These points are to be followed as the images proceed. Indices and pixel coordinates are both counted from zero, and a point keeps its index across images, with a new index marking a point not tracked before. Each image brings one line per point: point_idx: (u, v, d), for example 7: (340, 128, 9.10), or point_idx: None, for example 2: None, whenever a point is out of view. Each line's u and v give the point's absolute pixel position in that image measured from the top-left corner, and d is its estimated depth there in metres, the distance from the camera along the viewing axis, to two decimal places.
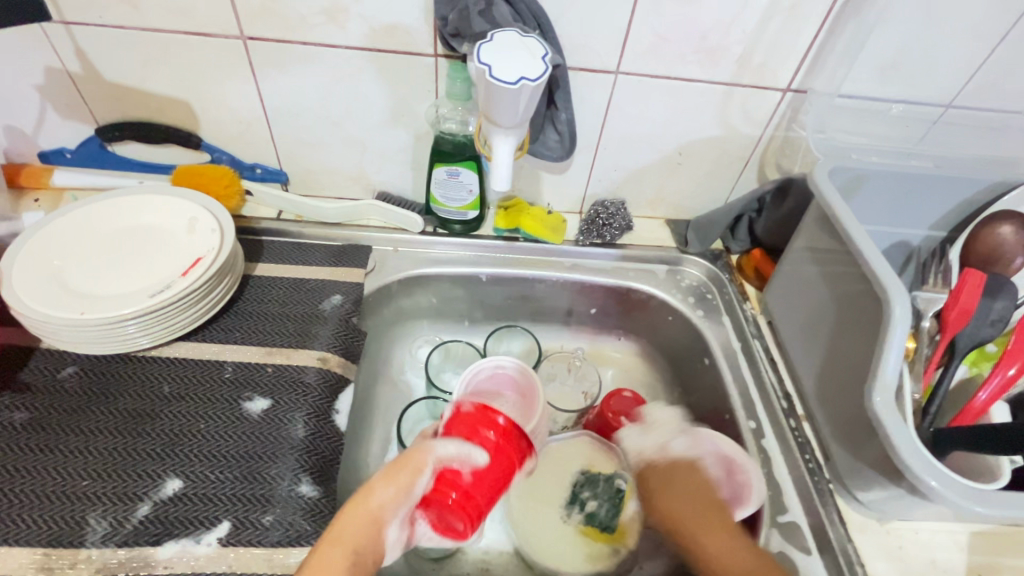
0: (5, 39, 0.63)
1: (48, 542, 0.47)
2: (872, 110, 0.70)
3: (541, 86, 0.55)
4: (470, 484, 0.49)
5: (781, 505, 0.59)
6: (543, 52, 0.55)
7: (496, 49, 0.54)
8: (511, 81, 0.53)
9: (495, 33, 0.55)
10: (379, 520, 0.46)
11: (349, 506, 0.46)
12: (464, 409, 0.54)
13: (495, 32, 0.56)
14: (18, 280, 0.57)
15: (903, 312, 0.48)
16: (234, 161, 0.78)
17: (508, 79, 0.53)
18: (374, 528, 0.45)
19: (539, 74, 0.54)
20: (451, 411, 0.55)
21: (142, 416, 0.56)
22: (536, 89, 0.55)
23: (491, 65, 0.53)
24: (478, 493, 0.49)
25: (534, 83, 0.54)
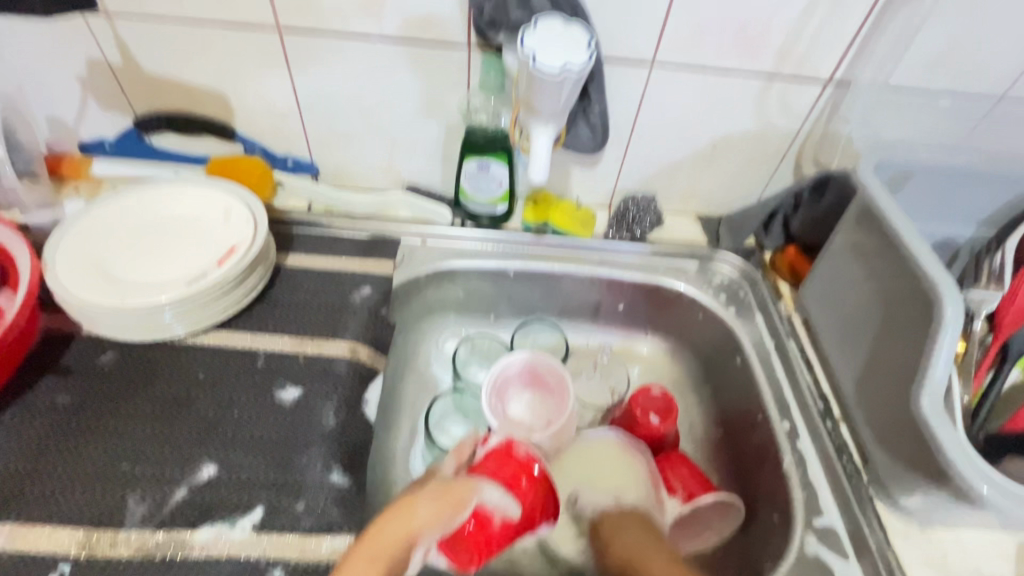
0: (50, 30, 0.64)
1: (90, 522, 0.49)
2: (918, 104, 0.68)
3: (586, 74, 0.55)
4: (496, 533, 0.49)
5: (817, 508, 0.58)
6: (588, 39, 0.55)
7: (541, 39, 0.54)
8: (557, 70, 0.53)
9: (540, 18, 0.55)
10: (412, 539, 0.46)
11: (391, 515, 0.47)
12: (515, 452, 0.53)
13: (539, 20, 0.56)
14: (62, 267, 0.59)
15: (955, 313, 0.46)
16: (266, 152, 0.78)
17: (554, 68, 0.53)
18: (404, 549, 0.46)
19: (583, 63, 0.54)
20: (502, 447, 0.54)
21: (178, 402, 0.57)
22: (581, 77, 0.55)
23: (536, 55, 0.53)
24: (499, 542, 0.50)
25: (579, 72, 0.54)
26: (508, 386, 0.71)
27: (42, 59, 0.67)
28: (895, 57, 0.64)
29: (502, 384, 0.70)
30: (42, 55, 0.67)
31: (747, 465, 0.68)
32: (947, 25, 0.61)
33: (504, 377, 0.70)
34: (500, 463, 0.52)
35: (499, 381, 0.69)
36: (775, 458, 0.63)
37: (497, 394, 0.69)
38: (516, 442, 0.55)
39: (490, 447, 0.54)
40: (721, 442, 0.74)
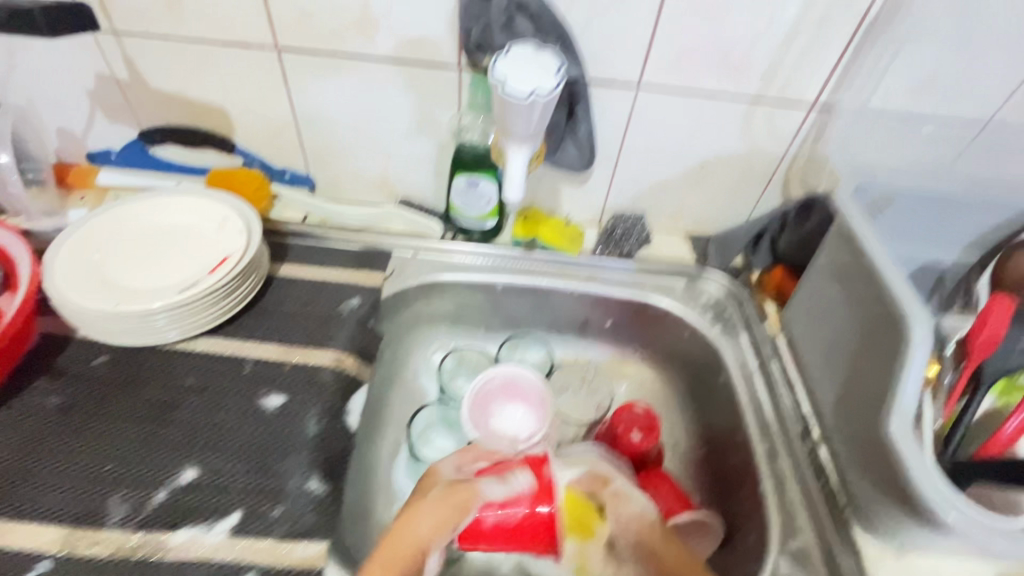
0: (62, 46, 0.68)
1: (72, 520, 0.50)
2: (902, 128, 0.68)
3: (556, 97, 0.56)
4: (487, 531, 0.52)
5: (792, 530, 0.58)
6: (558, 65, 0.56)
7: (511, 63, 0.55)
8: (524, 95, 0.54)
9: (511, 46, 0.56)
10: (423, 547, 0.49)
11: (405, 516, 0.50)
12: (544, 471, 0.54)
13: (513, 45, 0.57)
14: (60, 272, 0.61)
15: (921, 338, 0.47)
16: (265, 165, 0.81)
17: (523, 94, 0.54)
18: (415, 552, 0.48)
19: (552, 87, 0.55)
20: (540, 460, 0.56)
21: (165, 406, 0.59)
22: (550, 101, 0.56)
23: (505, 80, 0.54)
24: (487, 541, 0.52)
25: (547, 97, 0.55)
26: (492, 397, 0.71)
27: (54, 74, 0.70)
28: (878, 83, 0.65)
29: (484, 397, 0.71)
30: (54, 70, 0.70)
31: (729, 485, 0.68)
32: (928, 53, 0.62)
33: (485, 391, 0.71)
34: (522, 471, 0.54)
35: (480, 395, 0.71)
36: (754, 479, 0.63)
37: (478, 408, 0.70)
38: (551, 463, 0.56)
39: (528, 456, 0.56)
40: (704, 462, 0.74)
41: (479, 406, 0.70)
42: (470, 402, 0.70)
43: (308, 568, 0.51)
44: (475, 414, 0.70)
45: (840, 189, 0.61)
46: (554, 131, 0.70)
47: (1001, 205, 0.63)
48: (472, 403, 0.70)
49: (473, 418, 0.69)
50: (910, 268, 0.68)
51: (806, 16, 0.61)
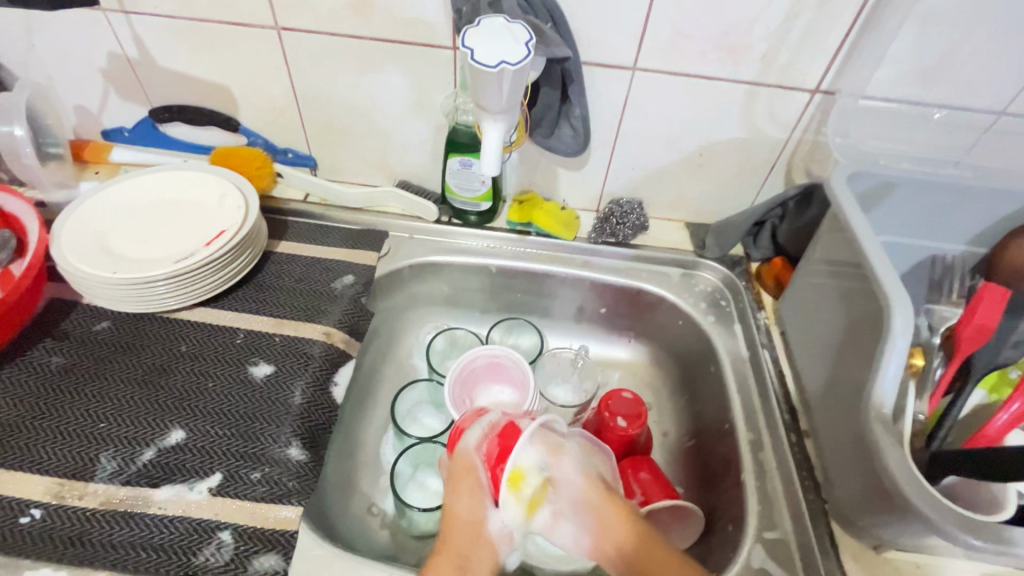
0: (76, 25, 0.71)
1: (64, 473, 0.53)
2: (910, 115, 0.66)
3: (524, 70, 0.56)
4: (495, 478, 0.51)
5: (770, 520, 0.57)
6: (528, 38, 0.56)
7: (480, 35, 0.55)
8: (490, 64, 0.54)
9: (481, 19, 0.57)
10: (478, 519, 0.50)
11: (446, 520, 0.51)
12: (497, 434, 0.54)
13: (482, 18, 0.57)
14: (67, 240, 0.64)
15: (903, 324, 0.46)
16: (268, 144, 0.82)
17: (489, 62, 0.54)
18: (474, 532, 0.49)
19: (520, 59, 0.55)
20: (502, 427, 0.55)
21: (158, 370, 0.61)
22: (518, 73, 0.56)
23: (473, 49, 0.54)
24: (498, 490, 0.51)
25: (514, 67, 0.54)
26: (477, 379, 0.73)
27: (70, 52, 0.74)
28: (885, 66, 0.62)
29: (469, 376, 0.72)
30: (69, 48, 0.73)
31: (714, 475, 0.67)
32: (938, 34, 0.59)
33: (470, 369, 0.72)
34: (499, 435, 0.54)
35: (466, 372, 0.71)
36: (737, 470, 0.62)
37: (461, 385, 0.71)
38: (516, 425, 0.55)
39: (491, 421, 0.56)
40: (691, 452, 0.73)
41: (463, 383, 0.71)
42: (454, 373, 0.70)
43: (282, 530, 0.52)
44: (458, 390, 0.70)
45: (834, 175, 0.59)
46: (548, 113, 0.69)
47: (1012, 196, 0.60)
48: (456, 376, 0.70)
49: (455, 393, 0.70)
50: (912, 260, 0.66)
51: None
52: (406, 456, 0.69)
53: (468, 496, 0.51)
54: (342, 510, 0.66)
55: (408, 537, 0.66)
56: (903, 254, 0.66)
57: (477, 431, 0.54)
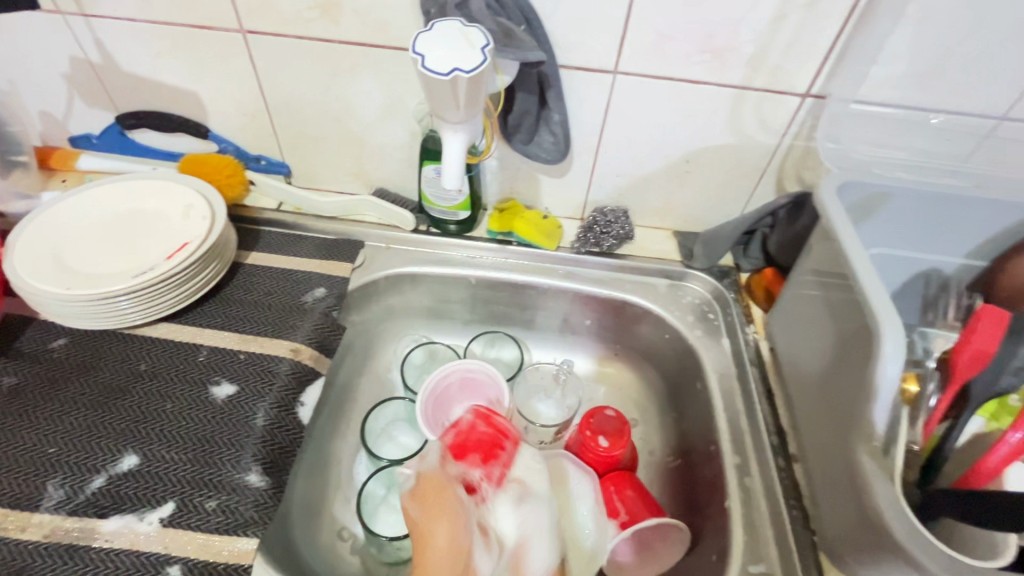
0: (34, 29, 0.68)
1: (9, 503, 0.50)
2: (905, 120, 0.62)
3: (478, 78, 0.53)
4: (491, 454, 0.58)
5: (755, 553, 0.54)
6: (484, 43, 0.53)
7: (433, 41, 0.53)
8: (443, 72, 0.51)
9: (435, 22, 0.54)
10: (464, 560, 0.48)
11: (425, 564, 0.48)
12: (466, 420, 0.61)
13: (438, 22, 0.54)
14: (22, 255, 0.61)
15: (894, 349, 0.42)
16: (240, 152, 0.80)
17: (440, 70, 0.51)
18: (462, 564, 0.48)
19: (474, 66, 0.52)
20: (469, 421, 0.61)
21: (115, 391, 0.58)
22: (473, 81, 0.53)
23: (424, 56, 0.52)
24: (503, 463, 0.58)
25: (468, 75, 0.52)
26: (446, 401, 0.70)
27: (31, 56, 0.71)
28: (880, 66, 0.59)
29: (439, 399, 0.69)
30: (30, 52, 0.70)
31: (700, 499, 0.64)
32: (935, 33, 0.56)
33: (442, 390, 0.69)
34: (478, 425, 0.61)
35: (439, 392, 0.69)
36: (721, 496, 0.60)
37: (434, 405, 0.68)
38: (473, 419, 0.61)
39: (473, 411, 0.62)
40: (678, 473, 0.69)
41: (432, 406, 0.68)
42: (429, 393, 0.68)
43: (236, 564, 0.50)
44: (431, 412, 0.68)
45: (823, 186, 0.56)
46: (526, 119, 0.66)
47: (1012, 207, 0.56)
48: (428, 399, 0.68)
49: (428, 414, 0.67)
50: (906, 274, 0.62)
51: None
52: (379, 478, 0.66)
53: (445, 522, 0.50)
54: (309, 536, 0.63)
55: (380, 563, 0.64)
56: (897, 266, 0.62)
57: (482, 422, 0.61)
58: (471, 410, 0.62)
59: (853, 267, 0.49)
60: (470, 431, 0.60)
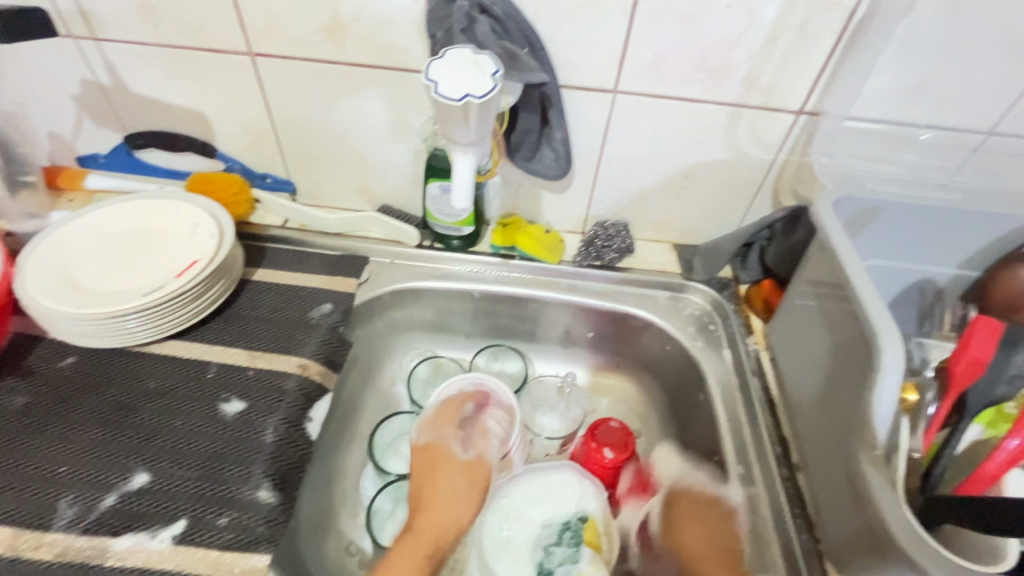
0: (45, 53, 0.69)
1: (20, 522, 0.50)
2: (895, 136, 0.65)
3: (491, 102, 0.55)
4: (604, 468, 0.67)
5: (762, 562, 0.55)
6: (494, 69, 0.55)
7: (445, 66, 0.54)
8: (456, 97, 0.53)
9: (447, 49, 0.56)
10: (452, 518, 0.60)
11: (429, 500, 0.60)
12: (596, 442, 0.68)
13: (449, 49, 0.56)
14: (33, 275, 0.62)
15: (893, 358, 0.44)
16: (246, 170, 0.81)
17: (454, 96, 0.53)
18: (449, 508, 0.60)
19: (486, 91, 0.54)
20: (592, 444, 0.68)
21: (125, 409, 0.59)
22: (486, 105, 0.55)
23: (437, 82, 0.53)
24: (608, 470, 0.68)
25: (480, 100, 0.54)
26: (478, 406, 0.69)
27: (41, 79, 0.72)
28: (872, 82, 0.61)
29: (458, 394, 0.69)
30: (40, 75, 0.72)
31: None
32: (922, 53, 0.58)
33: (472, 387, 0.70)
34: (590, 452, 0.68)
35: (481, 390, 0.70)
36: (726, 506, 0.61)
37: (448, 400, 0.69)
38: (598, 434, 0.68)
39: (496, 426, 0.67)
40: None
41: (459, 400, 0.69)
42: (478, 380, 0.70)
43: None
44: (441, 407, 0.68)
45: (819, 201, 0.58)
46: (528, 137, 0.68)
47: (1001, 219, 0.58)
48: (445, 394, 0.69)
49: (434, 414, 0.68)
50: (900, 284, 0.64)
51: (788, 18, 0.58)
52: (386, 492, 0.67)
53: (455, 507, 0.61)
54: (319, 551, 0.63)
55: None
56: (893, 277, 0.64)
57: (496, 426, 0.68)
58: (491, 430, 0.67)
59: (851, 280, 0.51)
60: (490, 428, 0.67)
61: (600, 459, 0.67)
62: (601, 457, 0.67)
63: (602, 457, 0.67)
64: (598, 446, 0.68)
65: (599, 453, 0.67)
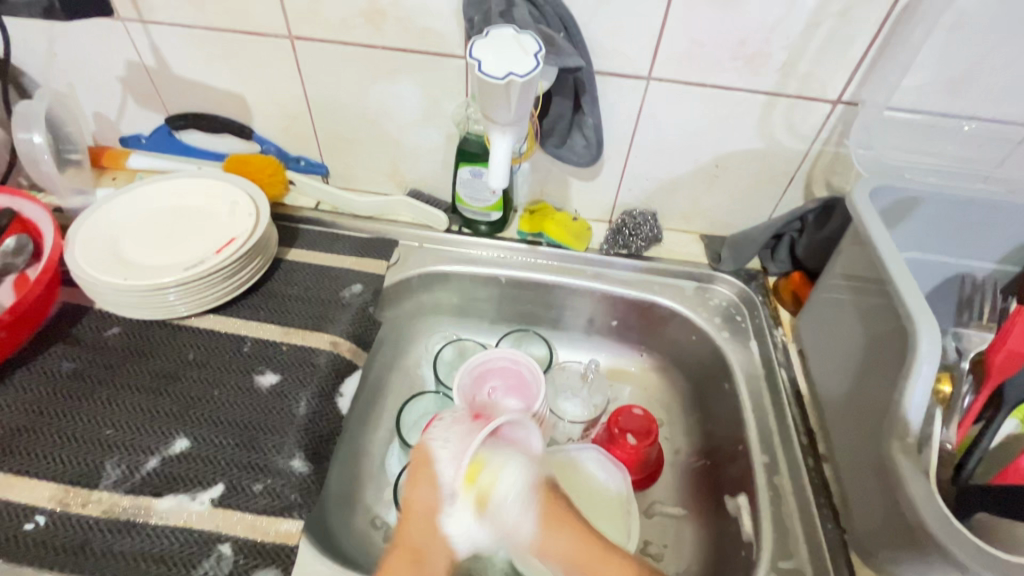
0: (94, 34, 0.72)
1: (70, 480, 0.53)
2: (935, 127, 0.63)
3: (533, 82, 0.55)
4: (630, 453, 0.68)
5: (786, 549, 0.55)
6: (537, 49, 0.55)
7: (488, 46, 0.55)
8: (499, 76, 0.54)
9: (491, 30, 0.56)
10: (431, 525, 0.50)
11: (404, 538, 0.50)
12: (620, 426, 0.69)
13: (490, 29, 0.57)
14: (82, 247, 0.65)
15: (929, 349, 0.44)
16: (281, 152, 0.83)
17: (496, 74, 0.54)
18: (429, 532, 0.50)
19: (528, 70, 0.54)
20: (616, 430, 0.68)
21: (166, 377, 0.61)
22: (528, 84, 0.55)
23: (480, 61, 0.54)
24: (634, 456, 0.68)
25: (523, 79, 0.54)
26: (500, 383, 0.70)
27: (89, 60, 0.75)
28: (912, 73, 0.60)
29: (485, 376, 0.72)
30: (89, 55, 0.74)
31: (727, 498, 0.64)
32: (969, 41, 0.57)
33: (497, 364, 0.72)
34: (613, 438, 0.69)
35: (508, 365, 0.72)
36: (750, 494, 0.61)
37: (475, 380, 0.71)
38: (623, 418, 0.69)
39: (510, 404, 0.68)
40: (703, 472, 0.70)
41: (483, 377, 0.71)
42: (505, 351, 0.72)
43: (282, 544, 0.52)
44: (469, 386, 0.71)
45: (855, 191, 0.57)
46: (560, 122, 0.68)
47: None
48: (475, 367, 0.72)
49: (466, 389, 0.70)
50: (935, 278, 0.63)
51: (830, 4, 0.57)
52: None
53: (428, 490, 0.51)
54: (345, 522, 0.65)
55: None
56: (929, 271, 0.63)
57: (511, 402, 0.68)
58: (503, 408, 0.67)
59: (887, 270, 0.50)
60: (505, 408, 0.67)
61: (626, 445, 0.68)
62: (627, 442, 0.68)
63: (627, 442, 0.68)
64: (621, 431, 0.68)
65: (623, 438, 0.68)
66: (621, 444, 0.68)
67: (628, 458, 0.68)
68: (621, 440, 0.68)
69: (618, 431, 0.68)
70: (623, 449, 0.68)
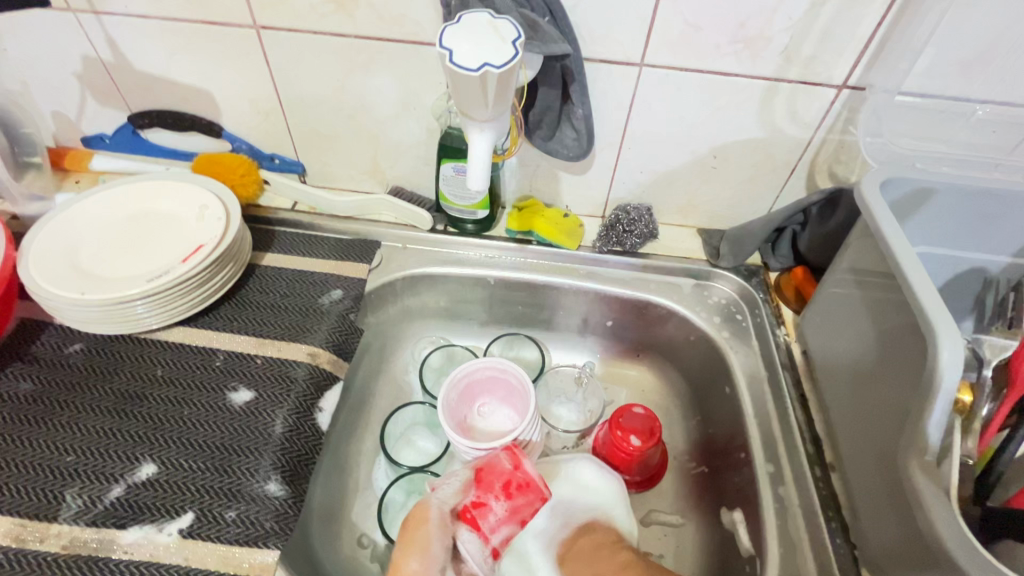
0: (44, 27, 0.66)
1: (28, 513, 0.49)
2: (946, 113, 0.59)
3: (512, 72, 0.51)
4: (630, 455, 0.64)
5: (793, 566, 0.53)
6: (515, 36, 0.51)
7: (461, 33, 0.50)
8: (473, 68, 0.49)
9: (464, 15, 0.52)
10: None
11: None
12: (624, 428, 0.64)
13: (466, 14, 0.52)
14: (37, 259, 0.60)
15: (952, 358, 0.40)
16: (254, 150, 0.78)
17: (470, 65, 0.49)
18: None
19: (505, 61, 0.50)
20: (620, 433, 0.64)
21: (131, 398, 0.57)
22: (506, 75, 0.51)
23: (452, 51, 0.49)
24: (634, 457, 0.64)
25: (499, 70, 0.49)
26: (488, 394, 0.69)
27: (40, 54, 0.69)
28: (924, 55, 0.56)
29: (471, 387, 0.67)
30: (40, 49, 0.69)
31: (731, 509, 0.61)
32: (983, 20, 0.53)
33: (483, 375, 0.67)
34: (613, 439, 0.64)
35: (496, 375, 0.67)
36: (756, 507, 0.57)
37: (461, 395, 0.67)
38: (625, 417, 0.65)
39: (500, 415, 0.67)
40: (703, 479, 0.67)
41: (468, 387, 0.67)
42: (492, 362, 0.67)
43: None
44: (456, 400, 0.66)
45: (864, 182, 0.53)
46: (547, 115, 0.64)
47: None
48: (460, 380, 0.66)
49: (454, 404, 0.65)
50: (946, 274, 0.60)
51: None
52: (398, 484, 0.65)
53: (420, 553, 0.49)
54: (330, 543, 0.62)
55: None
56: (940, 266, 0.59)
57: (500, 413, 0.68)
58: (494, 420, 0.67)
59: (900, 270, 0.47)
60: (497, 421, 0.67)
61: (627, 447, 0.63)
62: (629, 445, 0.63)
63: (629, 445, 0.63)
64: (624, 432, 0.64)
65: (626, 441, 0.63)
66: (623, 446, 0.64)
67: (625, 460, 0.64)
68: (625, 442, 0.63)
69: (621, 432, 0.64)
70: (622, 450, 0.64)
